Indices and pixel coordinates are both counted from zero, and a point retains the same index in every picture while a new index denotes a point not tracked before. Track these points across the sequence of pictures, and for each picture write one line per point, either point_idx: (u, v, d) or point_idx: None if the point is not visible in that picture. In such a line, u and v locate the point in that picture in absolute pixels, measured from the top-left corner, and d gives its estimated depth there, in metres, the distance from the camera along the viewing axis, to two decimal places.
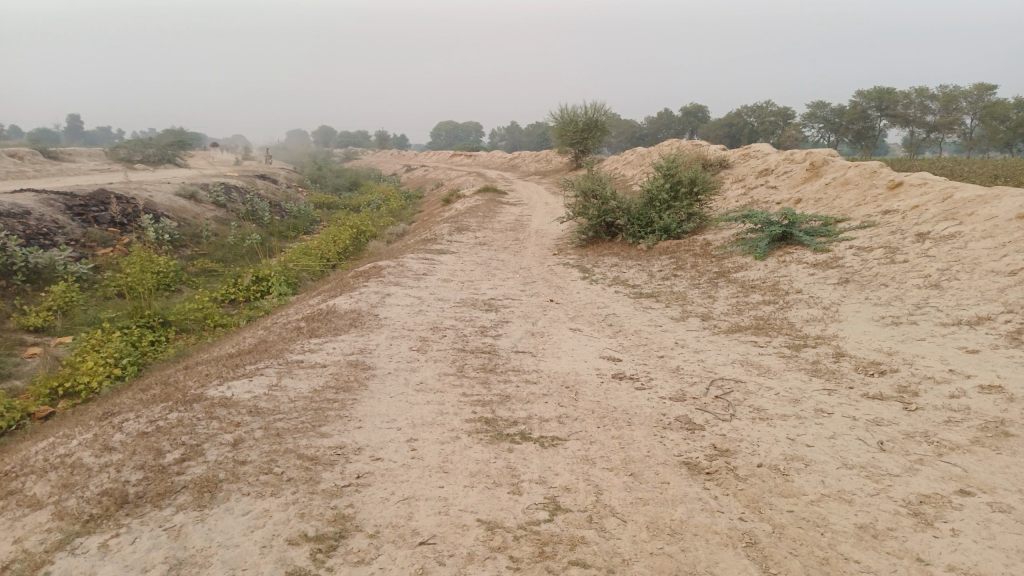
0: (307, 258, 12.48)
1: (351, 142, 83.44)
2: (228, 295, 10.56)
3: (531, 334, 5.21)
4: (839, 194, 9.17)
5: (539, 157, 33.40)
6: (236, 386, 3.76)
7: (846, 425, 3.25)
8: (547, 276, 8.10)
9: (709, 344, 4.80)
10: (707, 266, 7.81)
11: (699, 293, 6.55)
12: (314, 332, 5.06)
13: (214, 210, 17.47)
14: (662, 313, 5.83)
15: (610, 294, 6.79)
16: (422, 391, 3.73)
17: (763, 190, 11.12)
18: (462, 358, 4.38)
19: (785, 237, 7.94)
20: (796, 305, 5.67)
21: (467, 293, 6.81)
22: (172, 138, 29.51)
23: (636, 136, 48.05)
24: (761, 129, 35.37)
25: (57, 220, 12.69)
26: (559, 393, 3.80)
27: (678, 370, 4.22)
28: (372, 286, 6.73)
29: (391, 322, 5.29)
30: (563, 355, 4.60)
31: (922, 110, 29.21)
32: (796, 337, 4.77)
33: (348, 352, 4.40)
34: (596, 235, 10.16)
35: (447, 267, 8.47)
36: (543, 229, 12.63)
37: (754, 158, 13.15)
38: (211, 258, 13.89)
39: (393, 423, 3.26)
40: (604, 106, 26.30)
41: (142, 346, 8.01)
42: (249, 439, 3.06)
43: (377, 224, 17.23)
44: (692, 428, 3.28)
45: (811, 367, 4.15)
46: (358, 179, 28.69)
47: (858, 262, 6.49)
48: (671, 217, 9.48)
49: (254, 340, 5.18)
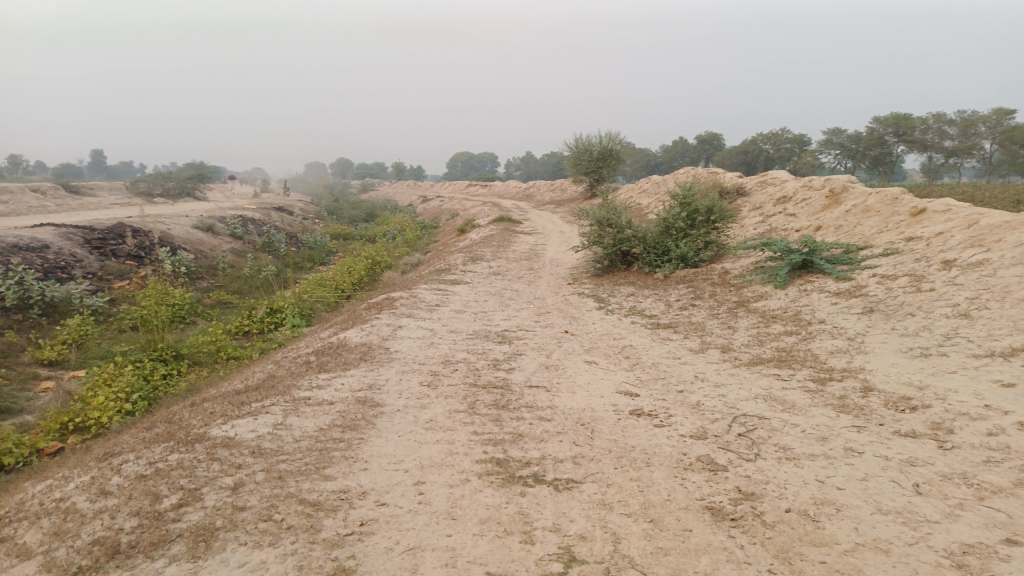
0: (321, 289, 12.44)
1: (369, 174, 84.43)
2: (242, 328, 10.52)
3: (545, 367, 5.07)
4: (860, 221, 9.00)
5: (554, 187, 33.47)
6: (240, 425, 3.65)
7: (878, 466, 3.06)
8: (563, 307, 7.97)
9: (730, 377, 4.63)
10: (726, 295, 7.65)
11: (718, 324, 6.39)
12: (323, 366, 4.95)
13: (231, 242, 17.57)
14: (680, 345, 5.67)
15: (627, 325, 6.64)
16: (432, 430, 3.59)
17: (782, 218, 10.96)
18: (474, 394, 4.24)
19: (805, 265, 7.76)
20: (820, 336, 5.49)
21: (481, 324, 6.69)
22: (191, 172, 29.94)
23: (651, 164, 48.14)
24: (776, 156, 35.28)
25: (75, 253, 12.77)
26: (575, 430, 3.65)
27: (699, 406, 4.06)
28: (384, 318, 6.63)
29: (402, 355, 5.18)
30: (578, 390, 4.45)
31: (940, 136, 29.00)
32: (821, 370, 4.59)
33: (357, 388, 4.28)
34: (612, 264, 10.04)
35: (461, 297, 8.37)
36: (558, 259, 12.52)
37: (771, 185, 13.01)
38: (226, 290, 13.90)
39: (400, 465, 3.12)
40: (618, 135, 26.34)
41: (154, 379, 7.94)
42: (250, 482, 2.93)
43: (392, 254, 17.22)
44: (714, 469, 3.11)
45: (838, 402, 3.97)
46: (374, 210, 28.87)
47: (883, 291, 6.31)
48: (688, 246, 9.34)
49: (263, 375, 5.08)
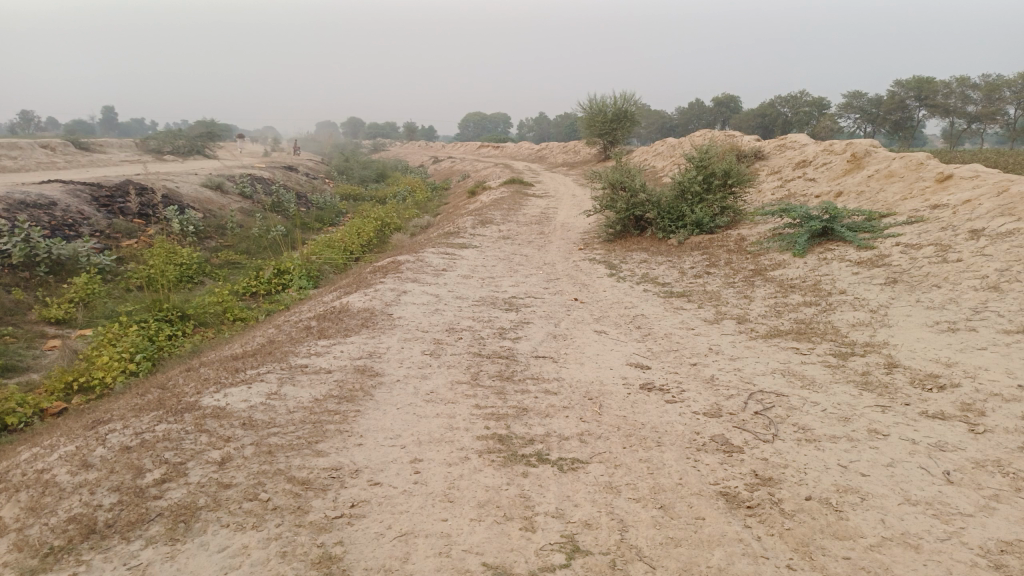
0: (330, 251, 12.28)
1: (380, 133, 83.87)
2: (249, 289, 10.41)
3: (554, 336, 4.88)
4: (883, 188, 8.68)
5: (567, 149, 32.99)
6: (233, 394, 3.49)
7: (905, 451, 2.87)
8: (572, 273, 7.76)
9: (745, 350, 4.43)
10: (742, 262, 7.41)
11: (734, 293, 6.16)
12: (323, 333, 4.78)
13: (239, 202, 17.39)
14: (694, 315, 5.47)
15: (639, 293, 6.43)
16: (432, 402, 3.42)
17: (801, 183, 10.64)
18: (478, 364, 4.07)
19: (825, 233, 7.50)
20: (841, 308, 5.27)
21: (488, 290, 6.50)
22: (202, 130, 29.69)
23: (666, 126, 47.41)
24: (794, 119, 34.61)
25: (83, 211, 12.64)
26: (582, 405, 3.47)
27: (713, 381, 3.86)
28: (389, 282, 6.45)
29: (405, 322, 5.00)
30: (587, 361, 4.26)
31: (963, 100, 28.24)
32: (842, 344, 4.38)
33: (357, 356, 4.12)
34: (625, 229, 9.78)
35: (469, 262, 8.17)
36: (569, 223, 12.27)
37: (790, 149, 12.64)
38: (234, 250, 13.76)
39: (396, 441, 2.95)
40: (633, 96, 25.80)
41: (158, 340, 7.83)
42: (238, 457, 2.77)
43: (401, 216, 17.01)
44: (729, 451, 2.93)
45: (860, 380, 3.76)
46: (385, 170, 28.59)
47: (907, 261, 6.05)
48: (703, 211, 9.07)
49: (263, 340, 4.92)
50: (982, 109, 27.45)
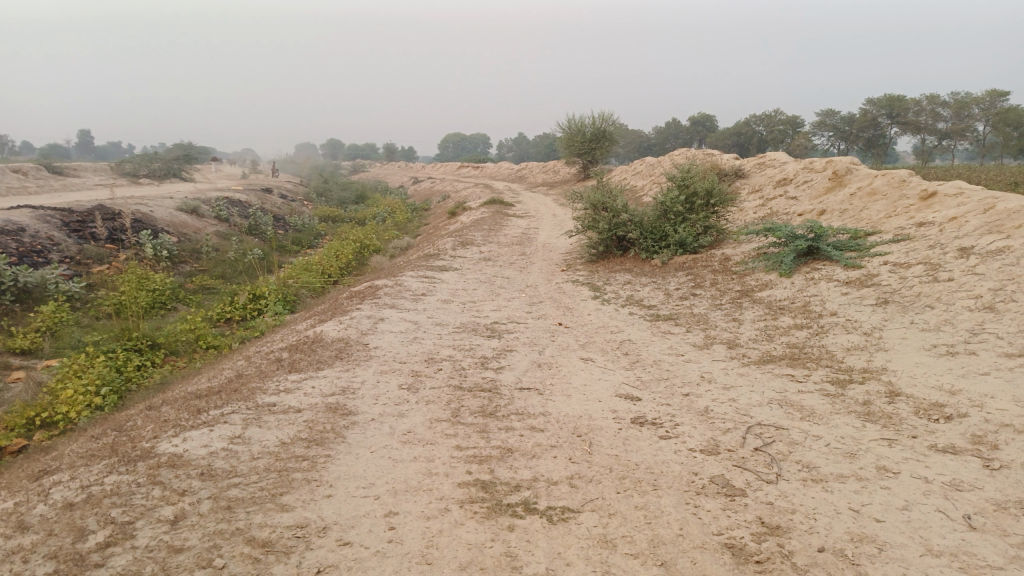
0: (306, 274, 11.99)
1: (359, 154, 83.80)
2: (223, 315, 10.10)
3: (538, 365, 4.65)
4: (866, 205, 8.59)
5: (546, 169, 32.98)
6: (193, 438, 3.22)
7: (919, 492, 2.67)
8: (556, 296, 7.55)
9: (739, 378, 4.23)
10: (729, 283, 7.25)
11: (722, 316, 5.98)
12: (294, 366, 4.51)
13: (215, 225, 17.05)
14: (683, 339, 5.27)
15: (625, 317, 6.23)
16: (408, 444, 3.17)
17: (783, 201, 10.56)
18: (458, 399, 3.82)
19: (811, 252, 7.36)
20: (833, 331, 5.09)
21: (468, 316, 6.27)
22: (178, 153, 29.32)
23: (645, 145, 47.74)
24: (770, 138, 34.97)
25: (52, 237, 12.27)
26: (571, 444, 3.24)
27: (708, 413, 3.65)
28: (366, 309, 6.21)
29: (382, 353, 4.75)
30: (574, 393, 4.04)
31: (934, 117, 28.61)
32: (839, 371, 4.19)
33: (329, 392, 3.86)
34: (607, 250, 9.61)
35: (450, 285, 7.95)
36: (551, 243, 12.09)
37: (771, 167, 12.60)
38: (209, 274, 13.43)
39: (369, 491, 2.70)
40: (611, 115, 25.86)
41: (126, 371, 7.50)
42: (193, 515, 2.51)
43: (381, 237, 16.75)
44: (731, 495, 2.71)
45: (862, 410, 3.57)
46: (365, 192, 28.37)
47: (897, 280, 5.91)
48: (687, 230, 8.93)
49: (231, 375, 4.65)
50: (952, 125, 27.81)
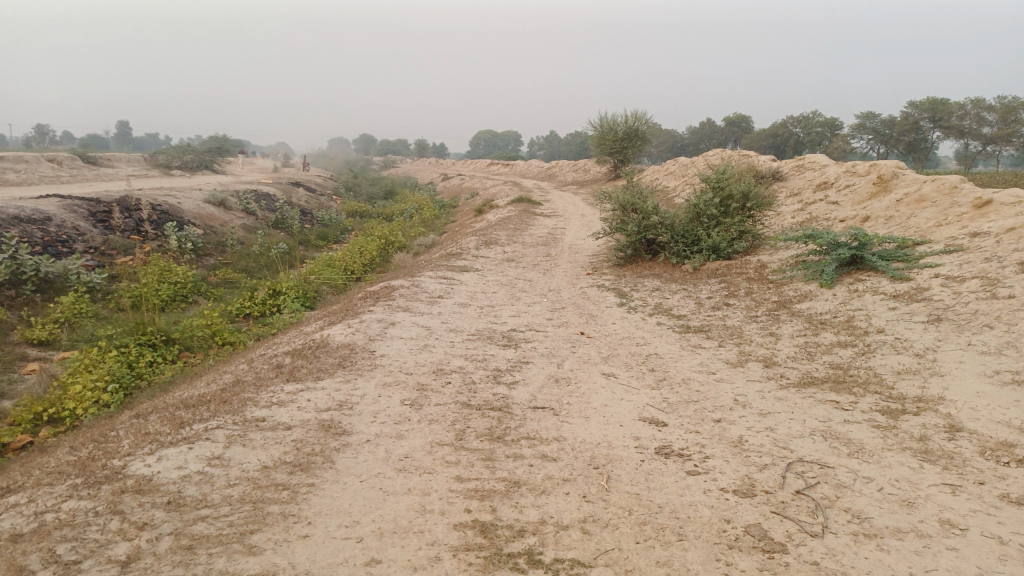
0: (329, 270, 11.76)
1: (390, 149, 84.28)
2: (242, 310, 9.94)
3: (555, 381, 4.29)
4: (914, 212, 8.08)
5: (577, 168, 32.56)
6: (169, 459, 2.92)
7: (995, 556, 2.25)
8: (580, 301, 7.18)
9: (777, 404, 3.81)
10: (764, 293, 6.82)
11: (758, 329, 5.56)
12: (293, 374, 4.21)
13: (243, 218, 16.92)
14: (714, 355, 4.88)
15: (652, 328, 5.83)
16: (403, 474, 2.83)
17: (823, 206, 10.07)
18: (465, 419, 3.48)
19: (854, 262, 6.89)
20: (881, 351, 4.65)
21: (486, 321, 5.93)
22: (211, 145, 29.45)
23: (677, 146, 47.14)
24: (807, 140, 34.23)
25: (78, 227, 12.20)
26: (586, 478, 2.88)
27: (742, 444, 3.26)
28: (378, 311, 5.90)
29: (388, 362, 4.42)
30: (593, 415, 3.67)
31: (979, 122, 27.47)
32: (890, 399, 3.76)
33: (324, 407, 3.53)
34: (636, 253, 9.21)
35: (469, 288, 7.63)
36: (579, 245, 11.70)
37: (810, 170, 12.08)
38: (233, 268, 13.28)
39: (352, 531, 2.37)
40: (645, 114, 25.34)
41: (138, 366, 7.26)
42: (148, 555, 2.19)
43: (407, 234, 16.53)
44: (769, 550, 2.33)
45: (917, 448, 3.14)
46: (394, 188, 28.25)
47: (950, 295, 5.44)
48: (720, 235, 8.49)
49: (229, 382, 4.36)
50: (997, 131, 26.57)
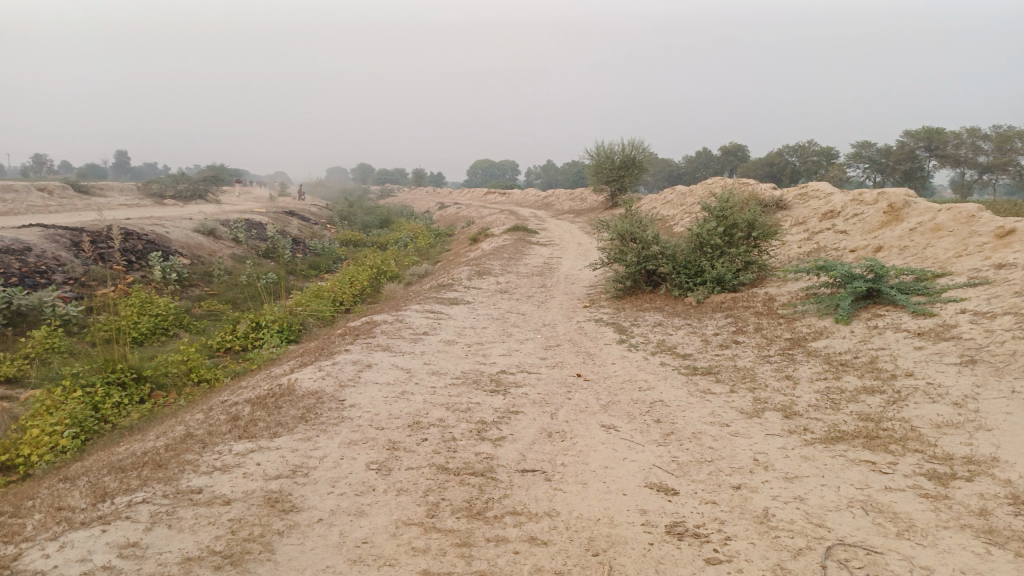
0: (317, 301, 11.25)
1: (387, 179, 84.37)
2: (223, 344, 9.41)
3: (548, 435, 3.77)
4: (930, 242, 7.62)
5: (574, 196, 32.25)
6: (73, 548, 2.38)
7: None
8: (577, 338, 6.67)
9: (803, 465, 3.30)
10: (775, 330, 6.32)
11: (772, 372, 5.05)
12: (248, 429, 3.69)
13: (232, 247, 16.44)
14: (726, 403, 4.37)
15: (655, 369, 5.32)
16: (357, 567, 2.31)
17: (830, 235, 9.63)
18: (442, 488, 2.95)
19: (871, 295, 6.41)
20: (914, 399, 4.14)
21: (473, 362, 5.41)
22: (206, 174, 29.09)
23: (675, 174, 47.08)
24: (804, 168, 34.05)
25: (59, 257, 11.70)
26: (583, 571, 2.36)
27: (769, 521, 2.74)
28: (356, 351, 5.38)
29: (358, 413, 3.90)
30: (593, 481, 3.14)
31: (974, 151, 27.17)
32: (935, 460, 3.24)
33: (274, 473, 3.00)
34: (635, 285, 8.72)
35: (458, 323, 7.12)
36: (576, 276, 11.22)
37: (814, 198, 11.68)
38: (219, 299, 12.76)
39: None
40: (641, 143, 25.12)
41: (103, 408, 6.55)
42: None
43: (400, 264, 16.07)
44: None
45: (980, 526, 2.62)
46: (389, 217, 27.86)
47: (982, 334, 4.94)
48: (725, 266, 8.01)
49: (178, 436, 3.82)
50: (993, 159, 26.24)
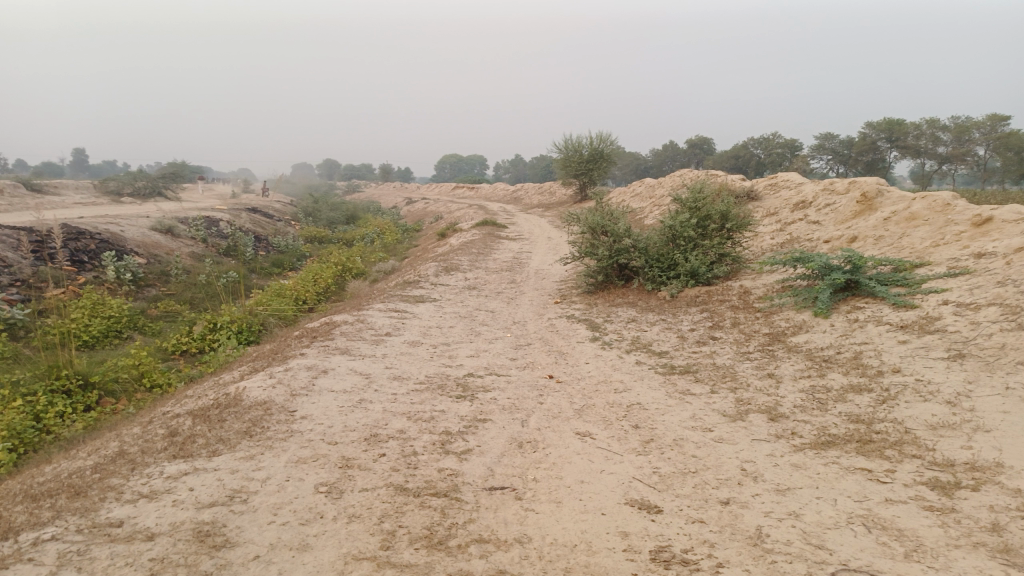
0: (279, 300, 10.80)
1: (355, 175, 83.51)
2: (178, 347, 8.94)
3: (517, 446, 3.46)
4: (905, 232, 7.46)
5: (543, 190, 32.01)
6: None
7: None
8: (548, 336, 6.36)
9: (796, 475, 3.05)
10: (753, 324, 6.10)
11: (753, 370, 4.80)
12: (186, 446, 3.31)
13: (191, 245, 15.84)
14: (708, 405, 4.10)
15: (631, 369, 5.04)
16: None
17: (803, 226, 9.47)
18: (399, 514, 2.62)
19: (849, 287, 6.21)
20: (904, 397, 3.92)
21: (439, 365, 5.08)
22: (166, 170, 28.22)
23: (642, 168, 47.13)
24: (769, 161, 34.23)
25: (5, 258, 11.07)
26: None
27: (764, 543, 2.46)
28: (312, 355, 5.01)
29: (310, 426, 3.55)
30: (568, 500, 2.84)
31: (934, 142, 27.44)
32: (936, 467, 3.00)
33: (208, 501, 2.65)
34: (607, 279, 8.46)
35: (424, 322, 6.77)
36: (546, 270, 10.94)
37: (785, 189, 11.54)
38: (177, 299, 12.22)
39: None
40: (609, 136, 24.91)
41: (44, 417, 6.04)
42: None
43: (366, 260, 15.65)
44: None
45: (994, 542, 2.37)
46: (356, 212, 27.33)
47: (967, 326, 4.75)
48: (699, 259, 7.78)
49: (108, 455, 3.41)
50: (952, 150, 26.48)
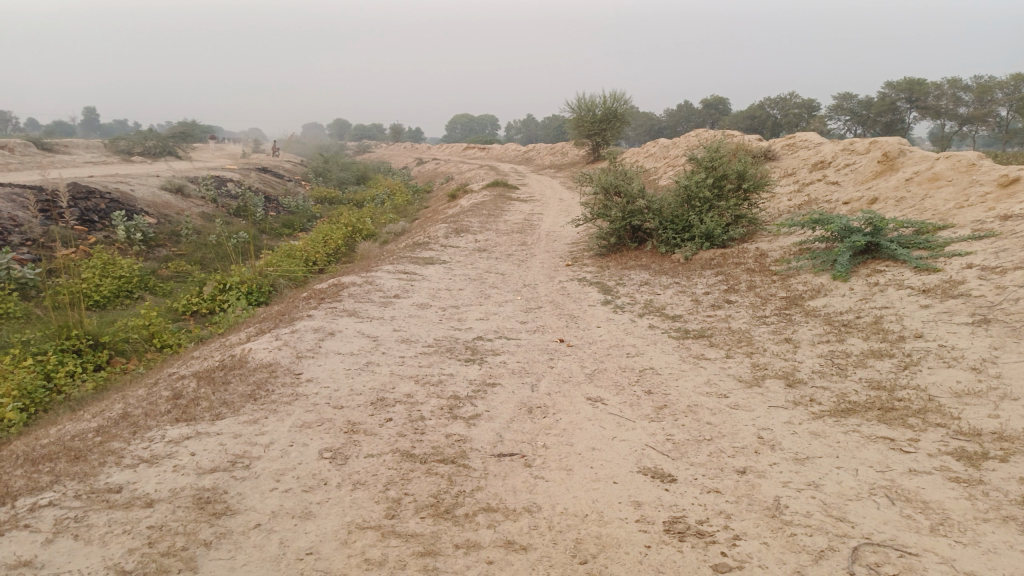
0: (289, 261, 10.73)
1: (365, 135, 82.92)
2: (188, 307, 8.90)
3: (527, 411, 3.38)
4: (928, 193, 7.25)
5: (555, 151, 31.62)
6: None
7: None
8: (560, 299, 6.25)
9: (815, 443, 2.95)
10: (769, 287, 5.96)
11: (769, 335, 4.68)
12: (190, 409, 3.25)
13: (201, 205, 15.75)
14: (723, 371, 3.99)
15: (644, 333, 4.93)
16: None
17: (821, 187, 9.24)
18: (404, 481, 2.55)
19: (869, 250, 6.04)
20: (926, 363, 3.79)
21: (448, 328, 4.98)
22: (176, 130, 28.02)
23: (656, 128, 46.45)
24: (785, 121, 33.58)
25: (15, 217, 11.00)
26: None
27: (782, 514, 2.37)
28: (320, 317, 4.92)
29: (315, 390, 3.47)
30: (579, 468, 2.75)
31: (955, 101, 26.76)
32: (962, 436, 2.89)
33: (210, 467, 2.58)
34: (620, 241, 8.31)
35: (434, 284, 6.67)
36: (558, 232, 10.78)
37: (803, 149, 11.26)
38: (188, 259, 12.17)
39: None
40: (623, 95, 24.45)
41: (54, 377, 6.03)
42: None
43: (376, 221, 15.53)
44: None
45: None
46: (366, 173, 27.12)
47: (992, 290, 4.59)
48: (714, 220, 7.60)
49: (111, 417, 3.35)
50: (974, 110, 25.81)
